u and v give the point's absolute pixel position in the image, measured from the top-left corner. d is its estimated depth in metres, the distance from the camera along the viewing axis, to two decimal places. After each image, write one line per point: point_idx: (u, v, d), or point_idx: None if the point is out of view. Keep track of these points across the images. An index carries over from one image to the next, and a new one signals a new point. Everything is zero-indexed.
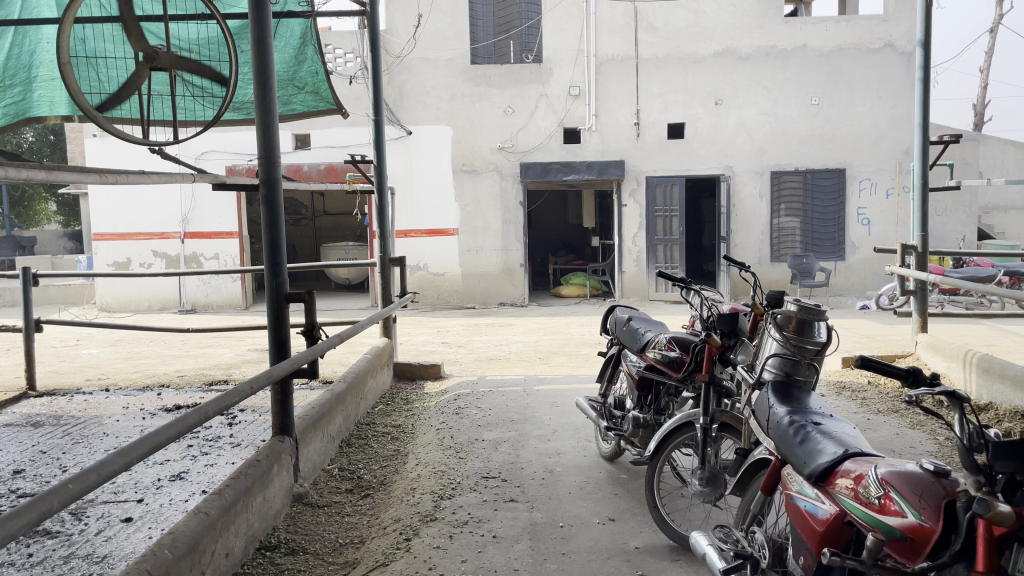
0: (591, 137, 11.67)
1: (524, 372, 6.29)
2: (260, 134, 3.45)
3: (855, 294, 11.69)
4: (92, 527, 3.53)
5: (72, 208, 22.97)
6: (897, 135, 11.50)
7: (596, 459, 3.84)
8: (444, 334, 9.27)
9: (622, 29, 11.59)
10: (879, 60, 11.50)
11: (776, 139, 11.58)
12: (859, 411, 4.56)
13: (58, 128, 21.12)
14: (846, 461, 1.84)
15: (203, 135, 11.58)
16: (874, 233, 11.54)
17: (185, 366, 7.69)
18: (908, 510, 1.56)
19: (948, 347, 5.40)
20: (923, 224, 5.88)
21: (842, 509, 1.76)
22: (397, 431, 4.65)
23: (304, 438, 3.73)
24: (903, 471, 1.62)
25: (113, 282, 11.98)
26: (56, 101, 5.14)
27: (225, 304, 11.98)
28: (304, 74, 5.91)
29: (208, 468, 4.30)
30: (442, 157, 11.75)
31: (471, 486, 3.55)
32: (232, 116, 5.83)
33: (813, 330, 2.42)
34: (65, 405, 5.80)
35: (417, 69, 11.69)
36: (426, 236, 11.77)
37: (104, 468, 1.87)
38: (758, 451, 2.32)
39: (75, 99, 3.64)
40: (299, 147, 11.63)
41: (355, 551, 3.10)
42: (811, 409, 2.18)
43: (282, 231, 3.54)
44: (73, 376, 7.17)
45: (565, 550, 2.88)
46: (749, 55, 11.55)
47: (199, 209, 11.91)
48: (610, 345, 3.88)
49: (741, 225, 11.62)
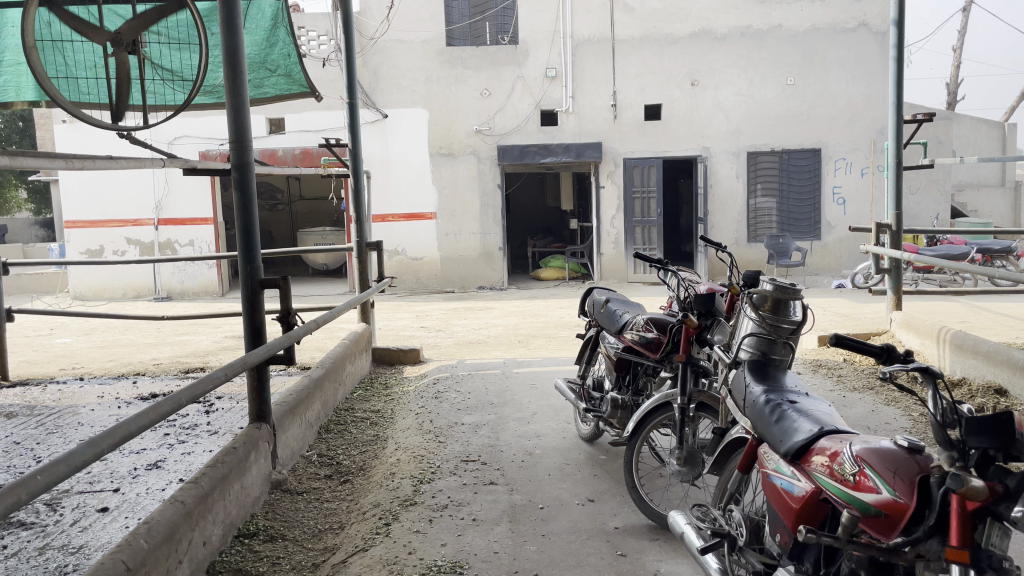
0: (568, 119, 11.65)
1: (503, 356, 6.29)
2: (231, 118, 3.40)
3: (831, 273, 11.78)
4: (67, 517, 3.49)
5: (43, 195, 22.63)
6: (872, 114, 11.56)
7: (576, 440, 3.85)
8: (423, 319, 9.25)
9: (597, 10, 11.54)
10: (853, 40, 11.53)
11: (752, 119, 11.60)
12: (835, 388, 4.60)
13: (27, 115, 20.73)
14: (821, 438, 1.85)
15: (174, 120, 11.42)
16: (850, 212, 11.62)
17: (161, 354, 7.62)
18: (882, 486, 1.57)
19: (922, 324, 5.46)
20: (898, 203, 5.92)
21: (818, 487, 1.77)
22: (376, 416, 4.64)
23: (281, 425, 3.70)
24: (878, 448, 1.63)
25: (87, 270, 11.82)
26: (22, 86, 5.01)
27: (201, 291, 11.88)
28: (276, 56, 5.83)
29: (186, 456, 4.26)
30: (419, 140, 11.67)
31: (451, 470, 3.55)
32: (203, 100, 5.74)
33: (788, 309, 2.44)
34: (38, 395, 5.72)
35: (391, 51, 11.58)
36: (403, 221, 11.71)
37: (73, 458, 1.82)
38: (735, 429, 2.33)
39: (42, 84, 3.55)
40: (273, 131, 11.50)
41: (334, 537, 3.09)
42: (787, 387, 2.19)
43: (255, 216, 3.49)
44: (47, 366, 7.08)
45: (545, 531, 2.89)
46: (725, 35, 11.54)
47: (172, 195, 11.76)
48: (588, 327, 3.88)
49: (718, 206, 11.66)
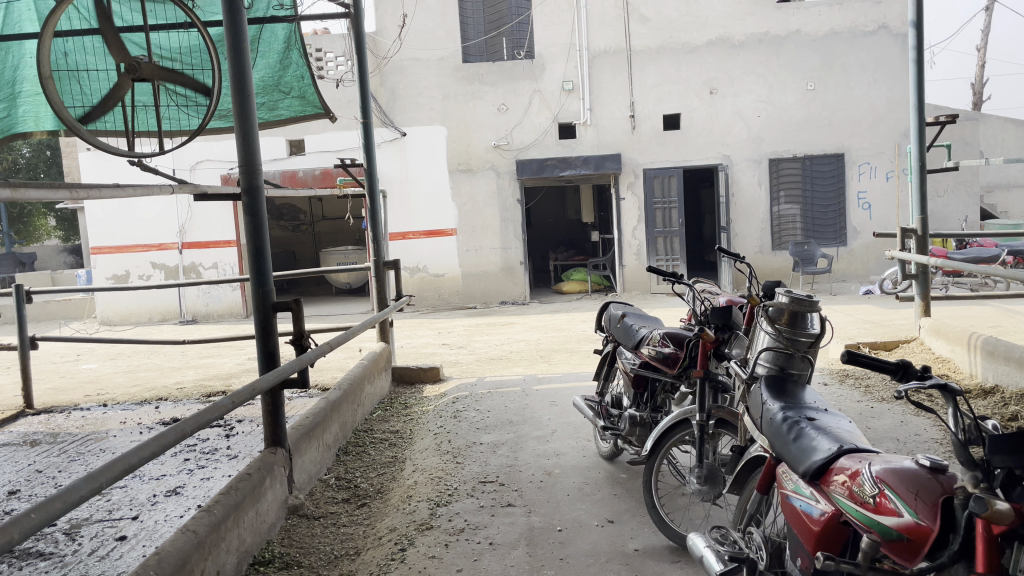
0: (586, 131, 11.61)
1: (524, 372, 6.23)
2: (240, 142, 3.39)
3: (858, 279, 11.59)
4: (86, 547, 3.47)
5: (72, 223, 23.09)
6: (895, 117, 11.39)
7: (596, 459, 3.78)
8: (445, 336, 9.20)
9: (613, 22, 11.51)
10: (874, 42, 11.38)
11: (773, 126, 11.49)
12: (862, 399, 4.49)
13: (54, 143, 21.09)
14: (840, 458, 1.77)
15: (195, 144, 11.53)
16: (876, 217, 11.44)
17: (185, 377, 7.66)
18: (903, 509, 1.49)
19: (951, 330, 5.32)
20: (922, 206, 5.79)
21: (837, 508, 1.70)
22: (394, 437, 4.59)
23: (298, 448, 3.67)
24: (898, 468, 1.55)
25: (113, 295, 11.96)
26: (41, 116, 5.11)
27: (225, 313, 11.97)
28: (290, 78, 5.85)
29: (204, 482, 4.25)
30: (438, 157, 11.69)
31: (468, 492, 3.49)
32: (217, 124, 5.81)
33: (805, 321, 2.36)
34: (63, 423, 5.74)
35: (409, 70, 11.63)
36: (424, 238, 11.71)
37: (69, 495, 1.75)
38: (754, 447, 2.25)
39: (59, 113, 3.55)
40: (293, 152, 11.59)
41: (350, 563, 3.04)
42: (805, 404, 2.11)
43: (266, 239, 3.47)
44: (73, 392, 7.14)
45: (563, 555, 2.82)
46: (742, 42, 11.45)
47: (196, 219, 11.88)
48: (605, 342, 3.81)
49: (741, 215, 11.54)
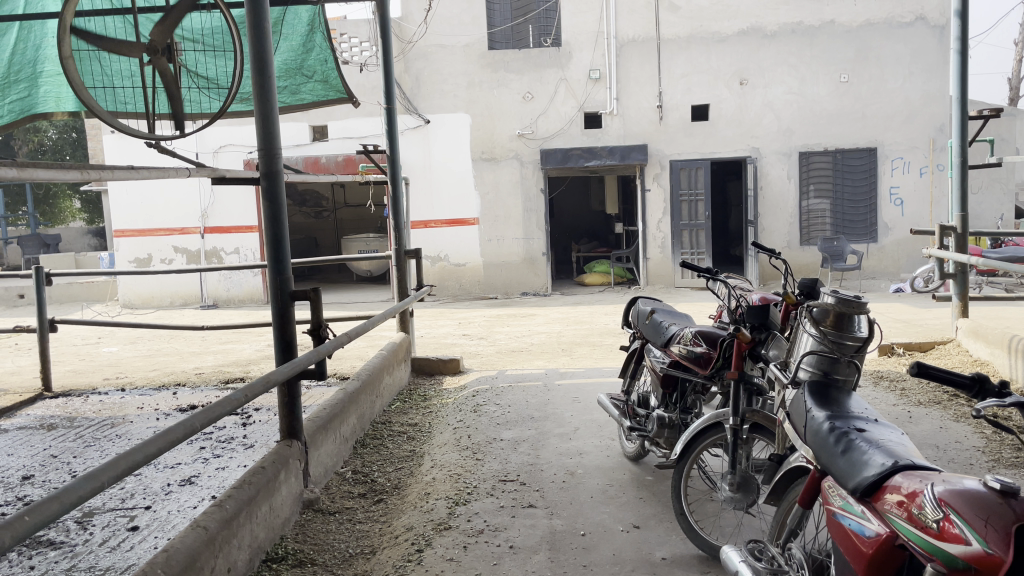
0: (612, 121, 11.42)
1: (546, 365, 6.11)
2: (260, 126, 3.27)
3: (889, 277, 11.34)
4: (97, 537, 3.39)
5: (96, 206, 23.32)
6: (930, 111, 11.13)
7: (620, 459, 3.66)
8: (466, 326, 9.09)
9: (642, 9, 11.31)
10: (911, 34, 11.10)
11: (804, 119, 11.25)
12: (898, 403, 4.33)
13: (80, 126, 21.25)
14: (895, 475, 1.63)
15: (218, 128, 11.47)
16: (908, 213, 11.20)
17: (203, 363, 7.61)
18: (971, 536, 1.35)
19: (991, 332, 5.14)
20: (962, 204, 5.59)
21: (892, 530, 1.56)
22: (413, 431, 4.48)
23: (315, 440, 3.56)
24: (966, 491, 1.41)
25: (136, 279, 11.98)
26: (63, 97, 5.01)
27: (247, 298, 11.94)
28: (313, 62, 5.74)
29: (219, 472, 4.16)
30: (461, 145, 11.56)
31: (488, 490, 3.38)
32: (238, 108, 5.71)
33: (852, 324, 2.22)
34: (80, 407, 5.70)
35: (433, 56, 11.50)
36: (446, 226, 11.61)
37: (68, 495, 1.65)
38: (794, 457, 2.10)
39: (80, 94, 3.39)
40: (316, 138, 11.51)
41: (365, 562, 2.93)
42: (853, 413, 1.96)
43: (285, 226, 3.35)
44: (91, 375, 7.10)
45: (586, 561, 2.70)
46: (775, 32, 11.20)
47: (219, 204, 11.86)
48: (633, 339, 3.69)
49: (769, 209, 11.32)
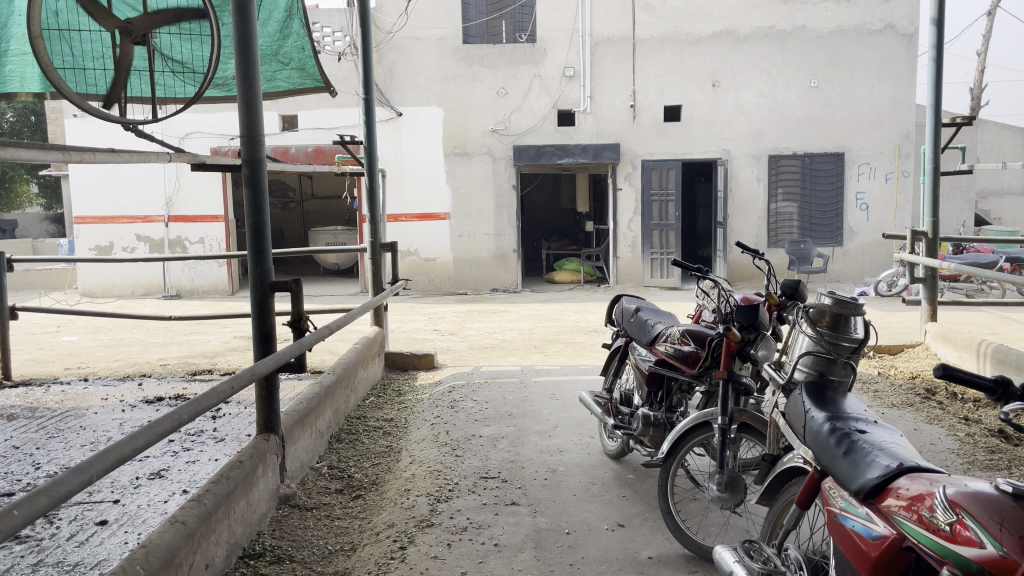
0: (585, 119, 11.43)
1: (521, 362, 6.09)
2: (243, 114, 3.18)
3: (853, 280, 11.50)
4: (64, 531, 3.29)
5: (54, 190, 22.75)
6: (897, 118, 11.31)
7: (601, 457, 3.65)
8: (436, 321, 9.02)
9: (617, 8, 11.33)
10: (880, 42, 11.27)
11: (774, 122, 11.37)
12: (872, 404, 4.38)
13: (39, 109, 20.75)
14: (899, 477, 1.63)
15: (186, 114, 11.26)
16: (873, 218, 11.38)
17: (168, 354, 7.45)
18: (986, 539, 1.35)
19: (959, 336, 5.24)
20: (934, 209, 5.69)
21: (899, 533, 1.56)
22: (388, 426, 4.42)
23: (291, 435, 3.49)
24: (980, 494, 1.41)
25: (96, 267, 11.71)
26: (27, 77, 4.85)
27: (210, 289, 11.72)
28: (289, 49, 5.63)
29: (190, 465, 4.06)
30: (434, 139, 11.48)
31: (470, 487, 3.34)
32: (214, 93, 5.56)
33: (849, 325, 2.24)
34: (41, 397, 5.54)
35: (407, 48, 11.40)
36: (416, 220, 11.53)
37: (56, 489, 1.58)
38: (789, 458, 2.11)
39: (51, 77, 3.26)
40: (285, 128, 11.33)
41: (345, 560, 2.87)
42: (850, 412, 1.96)
43: (267, 216, 3.27)
44: (52, 365, 6.90)
45: (573, 560, 2.68)
46: (747, 36, 11.30)
47: (183, 192, 11.62)
48: (616, 336, 3.67)
49: (738, 211, 11.43)
